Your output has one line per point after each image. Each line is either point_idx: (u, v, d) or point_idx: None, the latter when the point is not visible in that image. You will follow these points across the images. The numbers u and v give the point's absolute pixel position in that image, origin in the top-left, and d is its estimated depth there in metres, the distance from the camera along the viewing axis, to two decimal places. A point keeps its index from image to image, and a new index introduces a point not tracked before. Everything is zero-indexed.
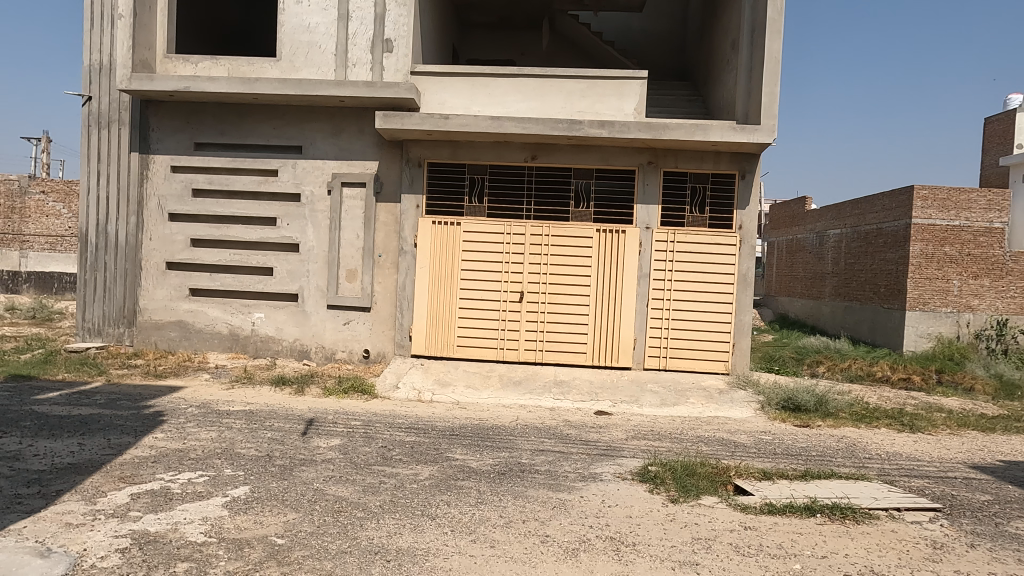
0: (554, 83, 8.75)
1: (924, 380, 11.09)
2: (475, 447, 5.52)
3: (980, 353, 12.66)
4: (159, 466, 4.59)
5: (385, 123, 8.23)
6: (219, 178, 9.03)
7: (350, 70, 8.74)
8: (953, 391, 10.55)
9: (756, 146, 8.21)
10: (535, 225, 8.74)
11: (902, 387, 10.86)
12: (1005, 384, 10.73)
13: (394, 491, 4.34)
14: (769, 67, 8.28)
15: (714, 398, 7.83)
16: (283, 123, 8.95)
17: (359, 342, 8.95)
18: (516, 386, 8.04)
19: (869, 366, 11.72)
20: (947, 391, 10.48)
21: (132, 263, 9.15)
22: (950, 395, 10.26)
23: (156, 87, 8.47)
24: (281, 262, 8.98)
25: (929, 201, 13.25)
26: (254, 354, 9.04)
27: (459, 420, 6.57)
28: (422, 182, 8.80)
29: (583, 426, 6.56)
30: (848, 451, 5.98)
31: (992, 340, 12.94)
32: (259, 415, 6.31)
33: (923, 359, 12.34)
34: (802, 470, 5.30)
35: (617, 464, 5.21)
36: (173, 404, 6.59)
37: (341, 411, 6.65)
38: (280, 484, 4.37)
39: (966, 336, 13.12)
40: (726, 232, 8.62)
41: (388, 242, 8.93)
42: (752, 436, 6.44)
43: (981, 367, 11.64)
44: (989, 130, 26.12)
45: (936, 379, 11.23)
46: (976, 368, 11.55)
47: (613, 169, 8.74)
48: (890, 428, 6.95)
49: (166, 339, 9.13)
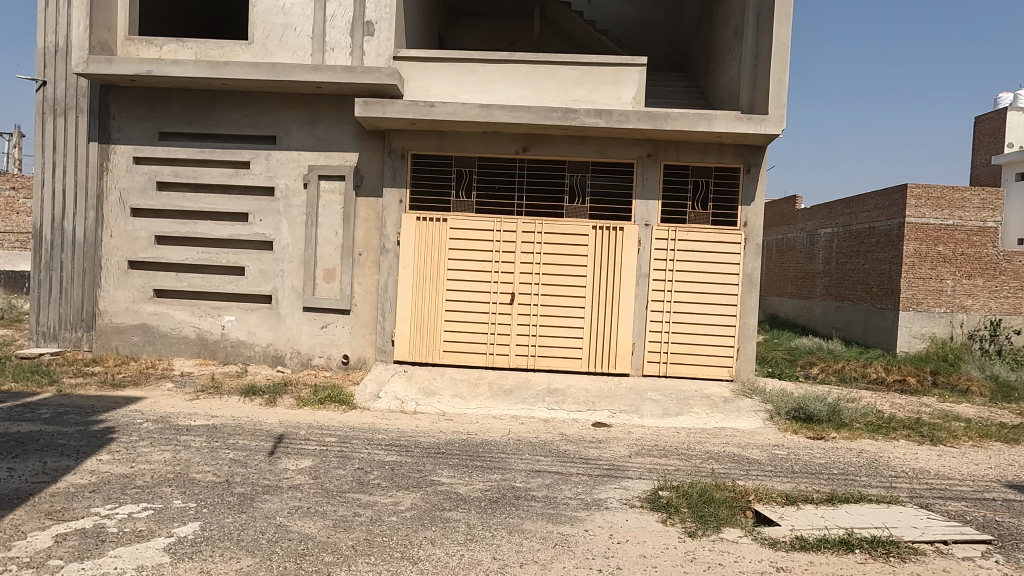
0: (547, 70, 8.18)
1: (919, 381, 10.70)
2: (463, 467, 4.95)
3: (975, 354, 12.34)
4: (97, 498, 3.96)
5: (366, 111, 7.61)
6: (186, 170, 8.35)
7: (328, 54, 8.12)
8: (949, 393, 10.19)
9: (763, 138, 7.70)
10: (527, 221, 8.16)
11: (897, 390, 10.47)
12: (1001, 386, 10.30)
13: (370, 527, 3.75)
14: (777, 53, 7.73)
15: (719, 407, 7.30)
16: (255, 111, 8.30)
17: (337, 347, 8.32)
18: (507, 395, 7.46)
19: (863, 366, 11.32)
20: (944, 393, 10.11)
21: (91, 261, 8.45)
22: (949, 397, 9.87)
23: (115, 71, 7.79)
24: (253, 260, 8.33)
25: (922, 199, 12.88)
26: (223, 360, 8.39)
27: (446, 435, 5.98)
28: (405, 175, 8.20)
29: (581, 440, 6.00)
30: (871, 469, 5.50)
31: (985, 341, 12.64)
32: (222, 431, 5.67)
33: (918, 360, 11.95)
34: (827, 493, 4.80)
35: (622, 488, 4.65)
36: (127, 419, 5.93)
37: (315, 425, 6.02)
38: (237, 520, 3.75)
39: (961, 336, 12.76)
40: (730, 230, 8.10)
41: (368, 240, 8.30)
42: (765, 451, 5.93)
43: (976, 368, 11.27)
44: (979, 129, 25.96)
45: (932, 381, 10.83)
46: (971, 369, 11.13)
47: (610, 162, 8.19)
48: (909, 441, 6.48)
49: (128, 344, 8.45)
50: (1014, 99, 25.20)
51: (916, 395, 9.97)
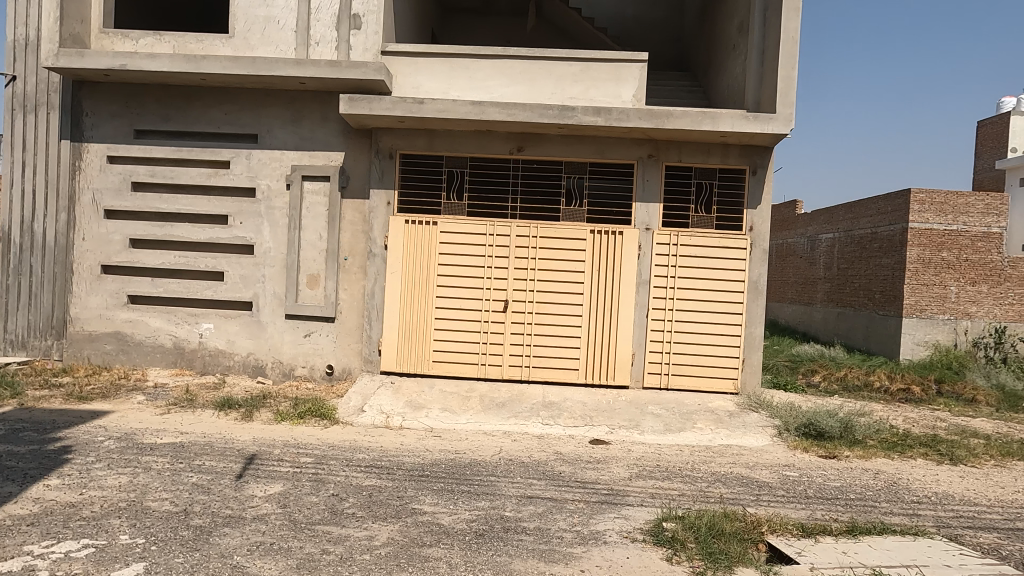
0: (543, 66, 7.79)
1: (924, 391, 10.29)
2: (448, 494, 4.51)
3: (979, 362, 11.87)
4: (33, 533, 3.53)
5: (351, 108, 7.20)
6: (163, 170, 7.93)
7: (313, 48, 7.71)
8: (955, 402, 9.79)
9: (770, 138, 7.31)
10: (521, 225, 7.74)
11: (901, 399, 10.08)
12: (1008, 396, 9.90)
13: (337, 568, 3.32)
14: (785, 48, 7.33)
15: (724, 422, 6.89)
16: (235, 108, 7.89)
17: (321, 356, 7.90)
18: (499, 409, 7.04)
19: (865, 374, 10.91)
20: (949, 402, 9.72)
21: (61, 265, 8.02)
22: (954, 407, 9.49)
23: (87, 65, 7.37)
24: (233, 265, 7.91)
25: (926, 204, 12.50)
26: (201, 370, 7.96)
27: (432, 454, 5.55)
28: (393, 176, 7.79)
29: (578, 460, 5.58)
30: (890, 494, 5.07)
31: (990, 348, 12.14)
32: (189, 450, 5.24)
33: (920, 368, 11.47)
34: (847, 522, 4.38)
35: (622, 517, 4.23)
36: (87, 436, 5.49)
37: (291, 443, 5.59)
38: (188, 560, 3.32)
39: (964, 344, 12.34)
40: (735, 235, 7.69)
41: (355, 243, 7.89)
42: (775, 472, 5.52)
43: (981, 376, 10.85)
44: (982, 134, 25.70)
45: (936, 390, 10.38)
46: (977, 378, 10.72)
47: (608, 163, 7.80)
48: (927, 460, 6.07)
49: (100, 353, 8.01)
50: (1017, 103, 24.94)
51: (922, 405, 9.57)
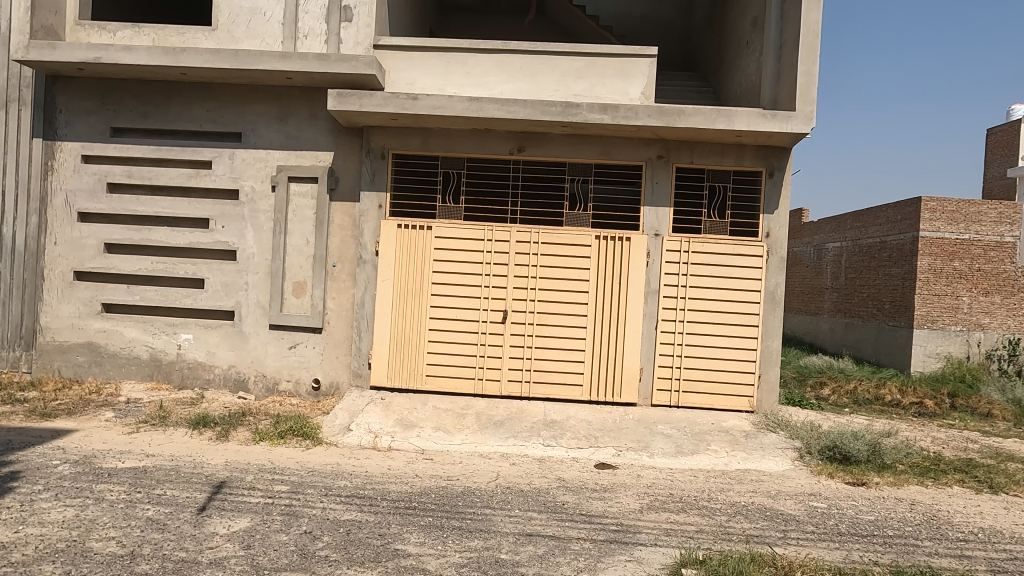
0: (546, 61, 7.32)
1: (936, 405, 9.74)
2: (436, 531, 3.98)
3: (994, 375, 11.13)
4: None
5: (340, 104, 6.72)
6: (141, 171, 7.45)
7: (301, 42, 7.26)
8: (970, 417, 9.22)
9: (789, 137, 6.82)
10: (522, 230, 7.24)
11: (914, 413, 9.53)
12: None
13: None
14: (805, 42, 6.83)
15: (741, 444, 6.35)
16: (218, 105, 7.42)
17: (307, 370, 7.39)
18: (496, 428, 6.51)
19: (875, 388, 10.36)
20: (963, 417, 9.19)
21: (32, 271, 7.53)
22: (969, 421, 8.95)
23: (59, 57, 6.91)
24: (213, 272, 7.42)
25: (938, 212, 11.97)
26: (178, 384, 7.45)
27: (420, 481, 5.02)
28: (385, 177, 7.31)
29: (582, 489, 5.05)
30: (932, 530, 4.53)
31: (1004, 361, 11.56)
32: (152, 476, 4.73)
33: (933, 380, 10.93)
34: (890, 565, 3.84)
35: (633, 561, 3.70)
36: (40, 460, 4.97)
37: (265, 468, 5.08)
38: None
39: (977, 356, 11.81)
40: (749, 242, 7.20)
41: (344, 249, 7.39)
42: (800, 503, 4.98)
43: (997, 390, 10.16)
44: (991, 142, 25.27)
45: (950, 404, 9.85)
46: (992, 391, 10.11)
47: (615, 165, 7.32)
48: (964, 488, 5.53)
49: (72, 365, 7.51)
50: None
51: (936, 419, 9.02)
